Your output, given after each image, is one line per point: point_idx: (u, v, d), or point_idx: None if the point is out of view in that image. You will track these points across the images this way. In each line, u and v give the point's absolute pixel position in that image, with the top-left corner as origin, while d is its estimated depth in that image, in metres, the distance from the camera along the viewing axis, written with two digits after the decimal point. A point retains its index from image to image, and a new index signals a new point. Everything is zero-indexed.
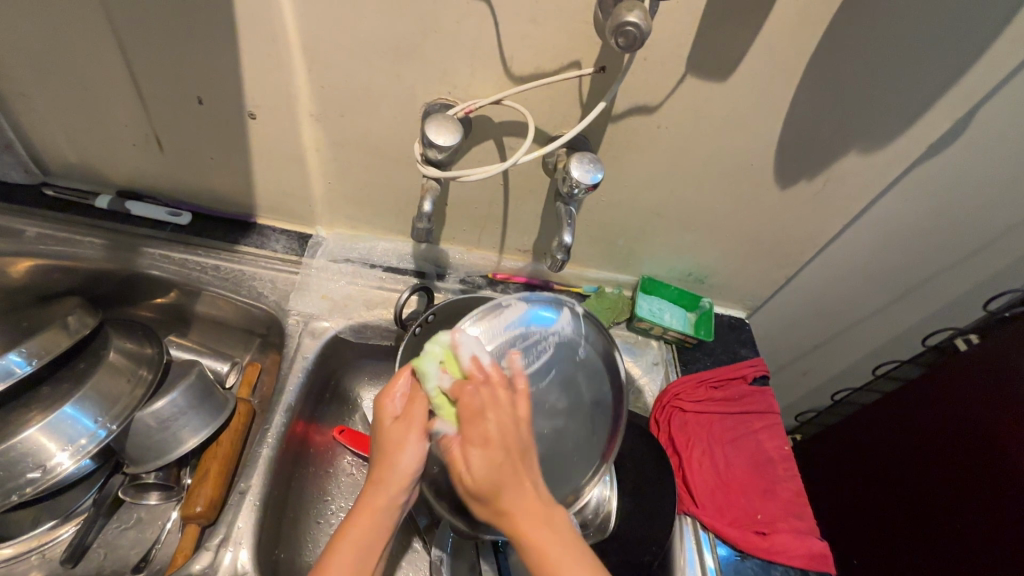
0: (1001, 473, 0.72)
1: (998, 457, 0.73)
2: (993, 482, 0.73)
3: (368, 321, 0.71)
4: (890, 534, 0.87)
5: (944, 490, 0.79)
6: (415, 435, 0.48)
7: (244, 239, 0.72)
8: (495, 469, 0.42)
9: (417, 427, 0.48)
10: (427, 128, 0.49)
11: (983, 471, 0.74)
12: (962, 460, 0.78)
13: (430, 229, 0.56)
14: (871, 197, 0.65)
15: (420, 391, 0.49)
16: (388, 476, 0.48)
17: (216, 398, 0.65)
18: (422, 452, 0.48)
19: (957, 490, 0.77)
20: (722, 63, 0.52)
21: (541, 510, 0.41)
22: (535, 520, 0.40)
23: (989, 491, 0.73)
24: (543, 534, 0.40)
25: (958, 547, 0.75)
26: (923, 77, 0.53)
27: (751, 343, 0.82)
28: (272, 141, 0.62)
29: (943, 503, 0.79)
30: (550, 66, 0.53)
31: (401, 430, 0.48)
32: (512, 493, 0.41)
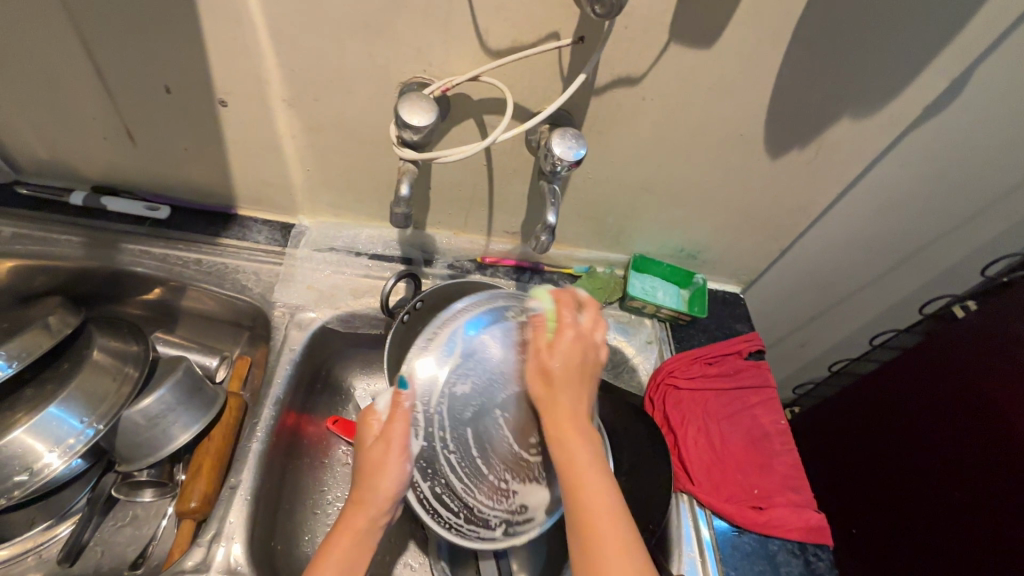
0: (1000, 437, 0.72)
1: (995, 421, 0.73)
2: (990, 446, 0.73)
3: (356, 310, 0.69)
4: (888, 503, 0.88)
5: (941, 456, 0.79)
6: (394, 454, 0.47)
7: (226, 231, 0.70)
8: (569, 380, 0.48)
9: (394, 449, 0.47)
10: (400, 108, 0.47)
11: (981, 436, 0.74)
12: (961, 428, 0.77)
13: (409, 215, 0.54)
14: (864, 163, 0.63)
15: (396, 415, 0.48)
16: (368, 497, 0.47)
17: (206, 393, 0.65)
18: (404, 472, 0.47)
19: (953, 455, 0.77)
20: (707, 30, 0.50)
21: (584, 423, 0.48)
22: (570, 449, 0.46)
23: (986, 455, 0.73)
24: (581, 444, 0.46)
25: (956, 511, 0.76)
26: (915, 37, 0.51)
27: (745, 317, 0.81)
28: (246, 130, 0.60)
29: (942, 471, 0.79)
30: (527, 38, 0.51)
31: (381, 449, 0.47)
32: (552, 404, 0.48)
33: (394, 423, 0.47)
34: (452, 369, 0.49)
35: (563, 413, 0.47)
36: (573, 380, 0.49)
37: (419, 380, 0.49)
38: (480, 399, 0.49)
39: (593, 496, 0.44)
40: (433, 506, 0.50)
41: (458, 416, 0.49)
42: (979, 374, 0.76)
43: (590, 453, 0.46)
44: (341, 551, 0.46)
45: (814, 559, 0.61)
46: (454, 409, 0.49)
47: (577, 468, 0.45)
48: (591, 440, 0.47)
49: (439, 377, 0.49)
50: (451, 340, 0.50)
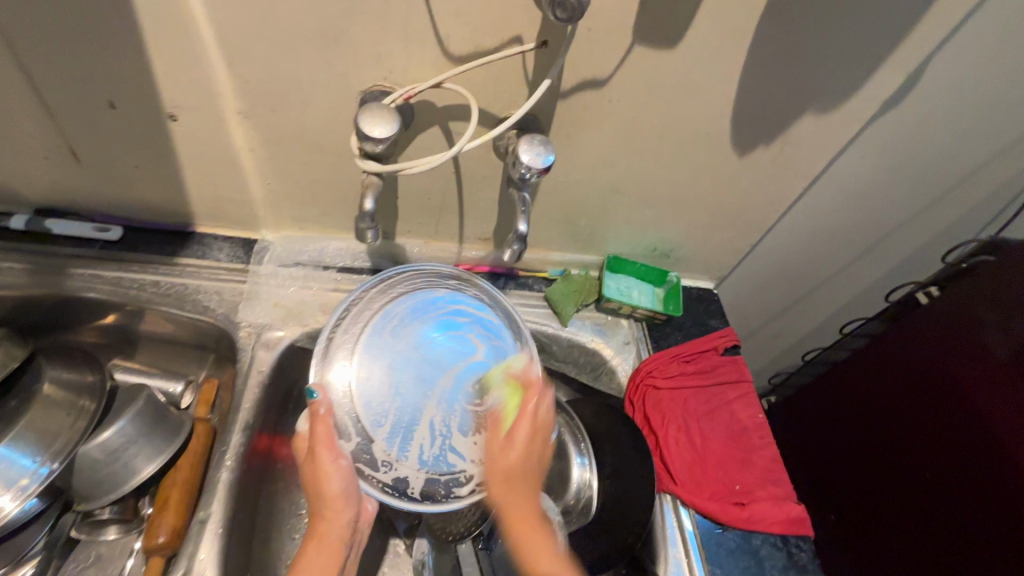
0: (968, 420, 0.74)
1: (962, 403, 0.75)
2: (958, 428, 0.75)
3: (326, 326, 0.67)
4: (865, 487, 0.90)
5: (914, 440, 0.81)
6: (323, 458, 0.48)
7: (184, 250, 0.67)
8: (521, 482, 0.50)
9: (323, 451, 0.48)
10: (360, 119, 0.45)
11: (950, 419, 0.76)
12: (930, 410, 0.79)
13: (376, 227, 0.51)
14: (828, 159, 0.65)
15: (317, 420, 0.49)
16: (321, 499, 0.50)
17: (170, 422, 0.63)
18: (343, 466, 0.49)
19: (925, 440, 0.79)
20: (670, 30, 0.50)
21: (536, 520, 0.50)
22: (533, 539, 0.49)
23: (955, 435, 0.75)
24: (536, 544, 0.48)
25: (930, 493, 0.78)
26: (872, 33, 0.52)
27: (719, 313, 0.82)
28: (200, 144, 0.57)
29: (914, 453, 0.81)
30: (490, 43, 0.49)
31: (313, 458, 0.49)
32: (515, 498, 0.50)
33: (316, 431, 0.48)
34: (372, 352, 0.52)
35: (516, 518, 0.49)
36: (533, 483, 0.51)
37: (336, 373, 0.51)
38: (393, 379, 0.51)
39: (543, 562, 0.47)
40: (398, 485, 0.50)
41: (381, 406, 0.50)
42: (945, 357, 0.78)
43: (539, 538, 0.49)
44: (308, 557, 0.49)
45: (796, 550, 0.62)
46: (376, 403, 0.50)
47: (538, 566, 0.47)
48: (538, 527, 0.50)
49: (354, 367, 0.51)
50: (371, 328, 0.53)
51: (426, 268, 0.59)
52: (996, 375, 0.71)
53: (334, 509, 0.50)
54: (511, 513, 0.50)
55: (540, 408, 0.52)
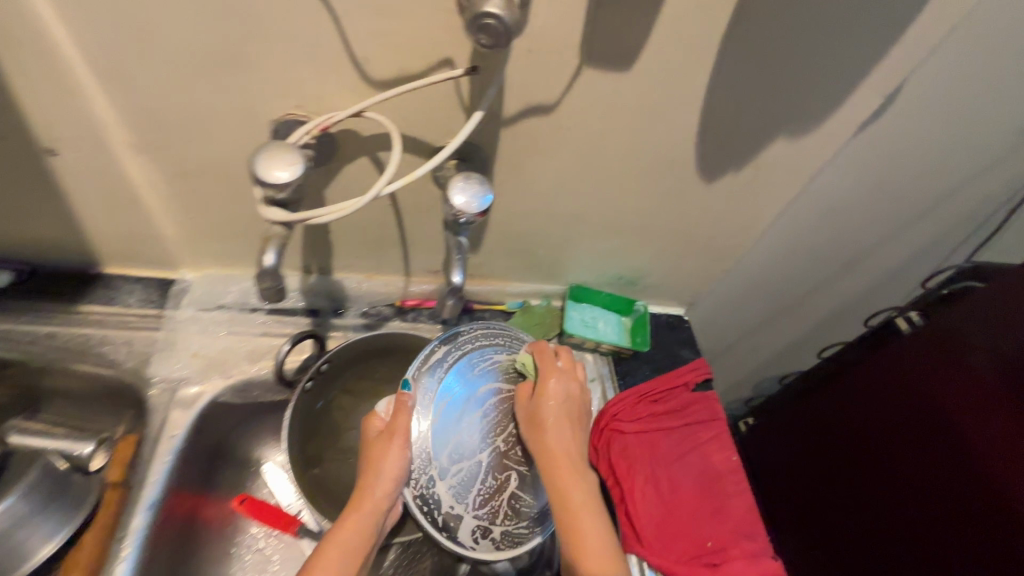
0: (948, 454, 0.69)
1: (945, 436, 0.70)
2: (940, 463, 0.70)
3: (252, 377, 0.60)
4: (846, 522, 0.84)
5: (896, 474, 0.76)
6: (397, 444, 0.47)
7: (88, 295, 0.59)
8: (563, 427, 0.51)
9: (397, 438, 0.47)
10: (254, 161, 0.38)
11: (929, 452, 0.72)
12: (911, 442, 0.74)
13: (281, 289, 0.42)
14: (801, 183, 0.60)
15: (402, 406, 0.48)
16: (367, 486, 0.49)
17: (74, 490, 0.56)
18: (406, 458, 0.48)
19: (904, 473, 0.74)
20: (623, 51, 0.43)
21: (575, 461, 0.51)
22: (565, 473, 0.50)
23: (937, 471, 0.70)
24: (574, 486, 0.50)
25: (910, 530, 0.73)
26: (848, 52, 0.46)
27: (691, 342, 0.76)
28: (90, 181, 0.50)
29: (897, 489, 0.76)
30: (416, 67, 0.43)
31: (387, 441, 0.48)
32: (557, 439, 0.50)
33: (398, 418, 0.48)
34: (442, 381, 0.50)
35: (554, 452, 0.50)
36: (564, 423, 0.51)
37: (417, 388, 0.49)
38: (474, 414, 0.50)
39: (574, 491, 0.49)
40: (432, 505, 0.46)
41: (455, 436, 0.48)
42: (926, 386, 0.73)
43: (577, 481, 0.50)
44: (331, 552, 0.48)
45: None
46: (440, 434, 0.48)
47: (567, 493, 0.49)
48: (580, 472, 0.51)
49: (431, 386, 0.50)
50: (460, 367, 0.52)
51: (519, 334, 0.58)
52: (981, 408, 0.66)
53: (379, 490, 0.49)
54: (552, 447, 0.50)
55: (564, 379, 0.53)
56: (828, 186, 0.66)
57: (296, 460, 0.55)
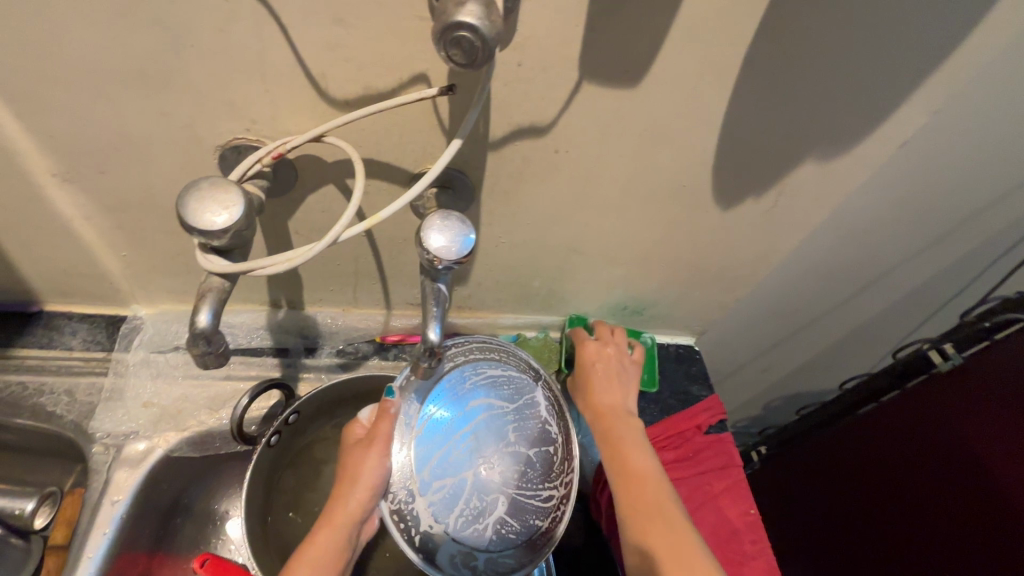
0: (983, 513, 0.61)
1: (984, 484, 0.61)
2: (979, 514, 0.61)
3: (212, 428, 0.53)
4: (863, 569, 0.75)
5: (923, 522, 0.67)
6: (375, 452, 0.44)
7: (26, 337, 0.52)
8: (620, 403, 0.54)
9: (375, 444, 0.44)
10: (182, 201, 0.31)
11: (961, 507, 0.63)
12: (942, 487, 0.66)
13: (219, 354, 0.34)
14: (829, 207, 0.53)
15: (382, 414, 0.45)
16: (341, 498, 0.45)
17: (11, 555, 0.53)
18: (385, 468, 0.44)
19: (936, 521, 0.65)
20: (629, 64, 0.37)
21: (636, 438, 0.50)
22: (619, 446, 0.50)
23: (975, 523, 0.61)
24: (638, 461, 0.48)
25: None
26: (895, 65, 0.40)
27: (702, 377, 0.70)
28: (12, 214, 0.43)
29: (924, 538, 0.66)
30: (385, 84, 0.36)
31: (363, 450, 0.44)
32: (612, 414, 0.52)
33: (379, 425, 0.44)
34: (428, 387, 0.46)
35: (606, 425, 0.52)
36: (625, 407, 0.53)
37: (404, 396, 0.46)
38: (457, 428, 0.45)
39: (642, 469, 0.48)
40: (409, 521, 0.43)
41: (437, 449, 0.45)
42: (962, 425, 0.65)
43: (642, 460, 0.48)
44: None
45: None
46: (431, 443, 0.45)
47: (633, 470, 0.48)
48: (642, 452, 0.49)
49: (420, 395, 0.46)
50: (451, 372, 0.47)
51: (518, 350, 0.52)
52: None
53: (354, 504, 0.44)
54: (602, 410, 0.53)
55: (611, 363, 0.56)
56: (859, 209, 0.59)
57: (262, 528, 0.50)
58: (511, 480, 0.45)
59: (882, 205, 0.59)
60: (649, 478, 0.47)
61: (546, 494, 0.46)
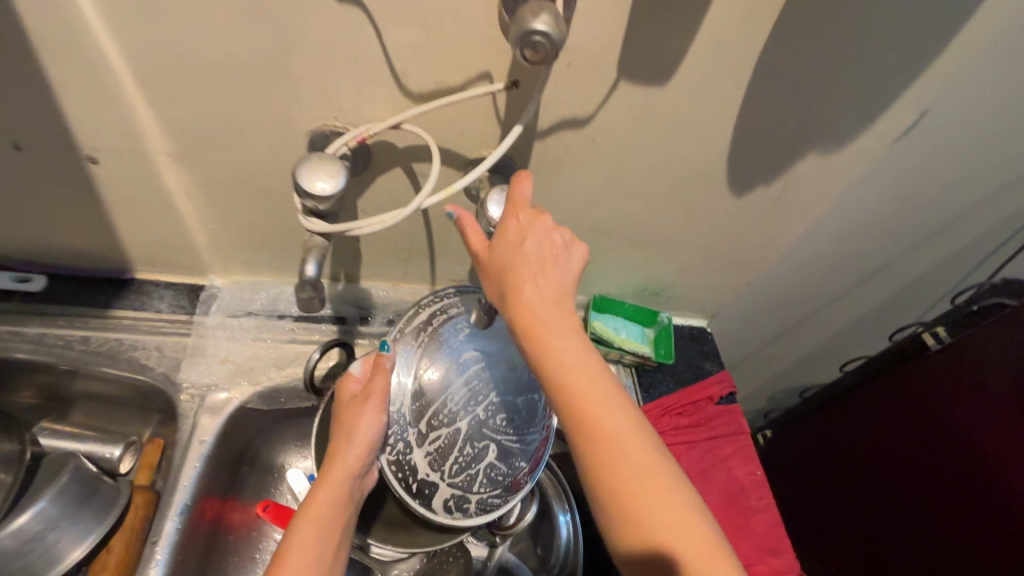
0: (989, 482, 0.66)
1: (970, 452, 0.69)
2: (963, 476, 0.69)
3: (280, 384, 0.60)
4: (853, 521, 0.84)
5: (911, 482, 0.75)
6: (371, 407, 0.47)
7: (121, 301, 0.60)
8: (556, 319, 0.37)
9: (373, 399, 0.47)
10: (298, 173, 0.39)
11: (967, 478, 0.68)
12: (930, 453, 0.73)
13: (320, 295, 0.44)
14: (832, 195, 0.59)
15: (378, 370, 0.48)
16: (344, 450, 0.48)
17: (103, 493, 0.55)
18: (380, 421, 0.47)
19: (925, 482, 0.73)
20: (660, 64, 0.43)
21: (592, 372, 0.36)
22: (586, 390, 0.36)
23: (958, 484, 0.69)
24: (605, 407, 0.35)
25: (946, 561, 0.70)
26: (886, 69, 0.46)
27: (714, 354, 0.76)
28: (127, 190, 0.50)
29: (911, 495, 0.75)
30: (454, 79, 0.43)
31: (361, 405, 0.48)
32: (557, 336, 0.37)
33: (374, 382, 0.48)
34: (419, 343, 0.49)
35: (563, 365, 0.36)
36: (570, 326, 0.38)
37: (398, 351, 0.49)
38: (452, 371, 0.48)
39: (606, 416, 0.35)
40: (407, 470, 0.48)
41: (430, 395, 0.48)
42: (950, 399, 0.72)
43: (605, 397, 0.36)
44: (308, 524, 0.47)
45: None
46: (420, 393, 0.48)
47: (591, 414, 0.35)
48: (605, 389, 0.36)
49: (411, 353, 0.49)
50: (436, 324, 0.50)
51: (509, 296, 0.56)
52: (1010, 426, 0.64)
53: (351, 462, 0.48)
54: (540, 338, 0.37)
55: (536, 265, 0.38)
56: (860, 200, 0.65)
57: None
58: (493, 424, 0.48)
59: (880, 197, 0.66)
60: (616, 434, 0.35)
61: (532, 438, 0.51)
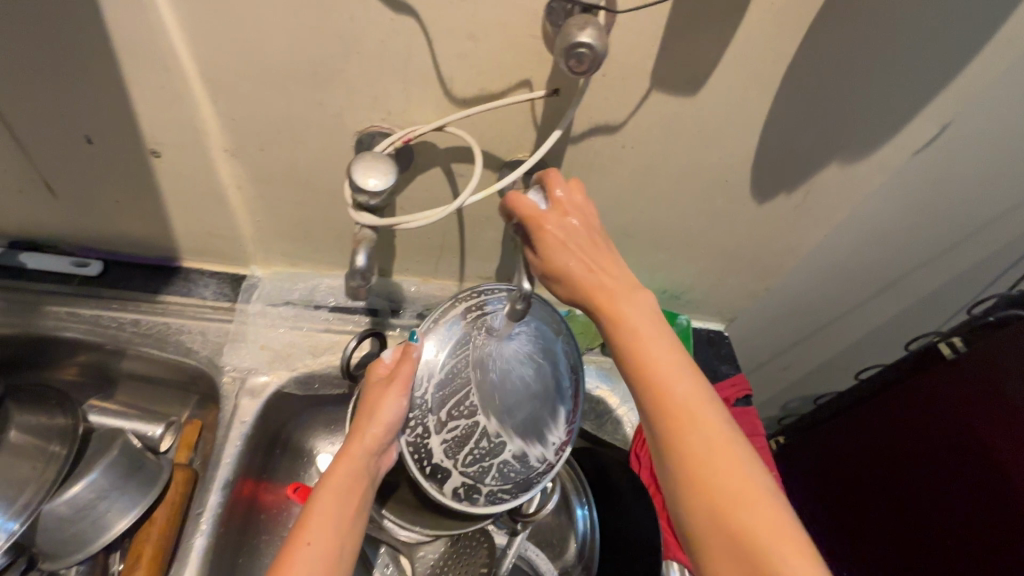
0: (1003, 491, 0.67)
1: (985, 453, 0.69)
2: (978, 476, 0.70)
3: (315, 370, 0.64)
4: (869, 524, 0.85)
5: (926, 483, 0.76)
6: (395, 389, 0.50)
7: (168, 287, 0.64)
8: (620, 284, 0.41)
9: (398, 381, 0.50)
10: (353, 170, 0.42)
11: (983, 486, 0.69)
12: (946, 455, 0.74)
13: (367, 284, 0.48)
14: (852, 205, 0.61)
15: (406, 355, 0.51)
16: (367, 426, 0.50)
17: (147, 469, 0.58)
18: (401, 404, 0.50)
19: (940, 483, 0.74)
20: (691, 76, 0.46)
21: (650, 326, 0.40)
22: (640, 339, 0.39)
23: (974, 484, 0.70)
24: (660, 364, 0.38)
25: (959, 567, 0.70)
26: (906, 84, 0.49)
27: (731, 358, 0.78)
28: (184, 182, 0.54)
29: (926, 496, 0.76)
30: (496, 86, 0.46)
31: (386, 385, 0.51)
32: (608, 289, 0.41)
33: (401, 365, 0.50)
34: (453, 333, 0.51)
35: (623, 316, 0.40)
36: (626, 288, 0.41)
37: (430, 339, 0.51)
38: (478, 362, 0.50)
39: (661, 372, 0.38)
40: (423, 454, 0.50)
41: (455, 383, 0.50)
42: (965, 403, 0.73)
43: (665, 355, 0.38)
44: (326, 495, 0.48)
45: None
46: (446, 380, 0.50)
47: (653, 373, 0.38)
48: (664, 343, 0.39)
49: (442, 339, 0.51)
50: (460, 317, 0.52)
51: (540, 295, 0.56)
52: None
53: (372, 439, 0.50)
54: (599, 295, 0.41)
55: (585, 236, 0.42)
56: (878, 211, 0.67)
57: None
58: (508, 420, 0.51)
59: (900, 208, 0.67)
60: (685, 397, 0.37)
61: (550, 440, 0.52)
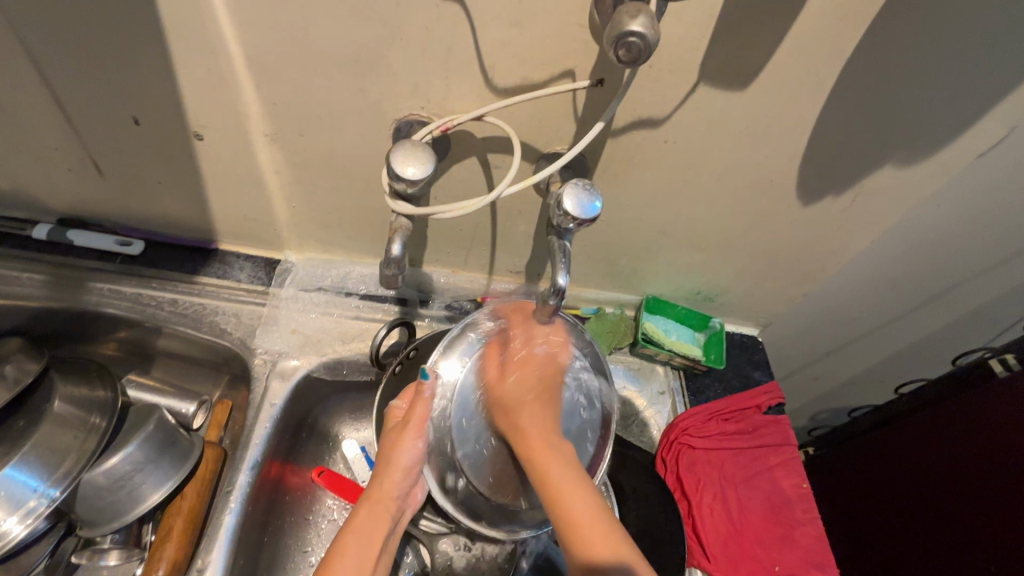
0: None
1: None
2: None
3: (344, 356, 0.64)
4: (905, 544, 0.81)
5: (971, 505, 0.72)
6: (409, 433, 0.50)
7: (205, 268, 0.65)
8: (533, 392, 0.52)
9: (414, 425, 0.50)
10: (392, 158, 0.41)
11: None
12: (994, 475, 0.70)
13: (402, 273, 0.48)
14: (904, 209, 0.58)
15: (419, 398, 0.51)
16: (388, 469, 0.50)
17: (180, 445, 0.59)
18: (418, 447, 0.50)
19: (985, 504, 0.70)
20: (742, 69, 0.44)
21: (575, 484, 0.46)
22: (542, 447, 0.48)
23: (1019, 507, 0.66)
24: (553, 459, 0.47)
25: None
26: (974, 83, 0.46)
27: (765, 364, 0.75)
28: (224, 163, 0.54)
29: (970, 517, 0.72)
30: (538, 77, 0.45)
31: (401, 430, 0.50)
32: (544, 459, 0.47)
33: (415, 408, 0.50)
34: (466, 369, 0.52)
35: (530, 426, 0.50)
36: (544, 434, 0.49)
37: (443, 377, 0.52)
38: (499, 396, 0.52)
39: (566, 491, 0.45)
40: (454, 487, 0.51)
41: (479, 417, 0.52)
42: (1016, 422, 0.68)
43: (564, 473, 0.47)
44: (352, 538, 0.48)
45: None
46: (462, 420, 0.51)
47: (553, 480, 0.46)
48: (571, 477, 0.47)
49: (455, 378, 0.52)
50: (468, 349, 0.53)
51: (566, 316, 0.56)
52: None
53: (393, 481, 0.51)
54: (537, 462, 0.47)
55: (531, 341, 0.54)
56: (931, 216, 0.64)
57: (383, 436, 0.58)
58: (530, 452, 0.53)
59: (955, 213, 0.64)
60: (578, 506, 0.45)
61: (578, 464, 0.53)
